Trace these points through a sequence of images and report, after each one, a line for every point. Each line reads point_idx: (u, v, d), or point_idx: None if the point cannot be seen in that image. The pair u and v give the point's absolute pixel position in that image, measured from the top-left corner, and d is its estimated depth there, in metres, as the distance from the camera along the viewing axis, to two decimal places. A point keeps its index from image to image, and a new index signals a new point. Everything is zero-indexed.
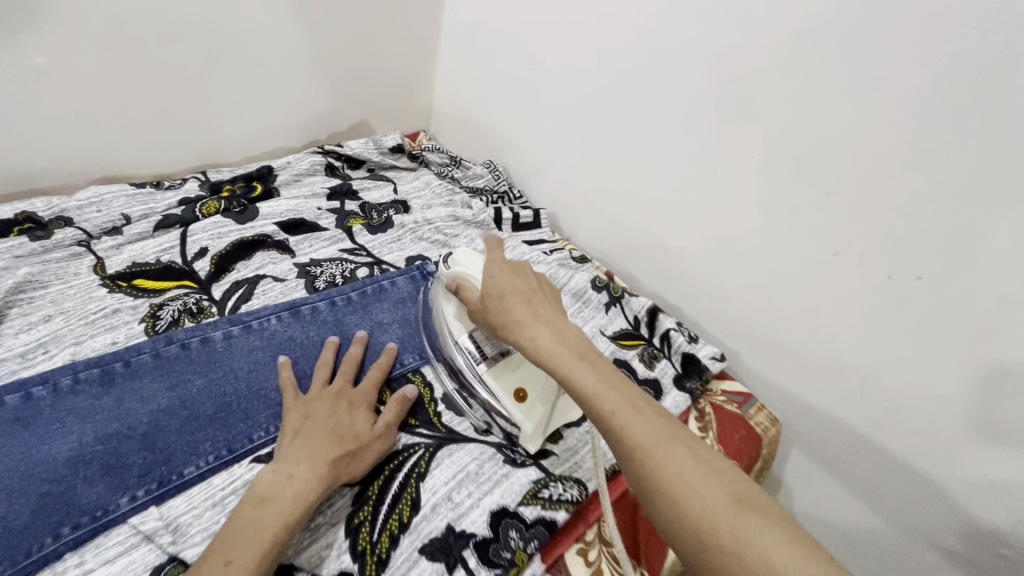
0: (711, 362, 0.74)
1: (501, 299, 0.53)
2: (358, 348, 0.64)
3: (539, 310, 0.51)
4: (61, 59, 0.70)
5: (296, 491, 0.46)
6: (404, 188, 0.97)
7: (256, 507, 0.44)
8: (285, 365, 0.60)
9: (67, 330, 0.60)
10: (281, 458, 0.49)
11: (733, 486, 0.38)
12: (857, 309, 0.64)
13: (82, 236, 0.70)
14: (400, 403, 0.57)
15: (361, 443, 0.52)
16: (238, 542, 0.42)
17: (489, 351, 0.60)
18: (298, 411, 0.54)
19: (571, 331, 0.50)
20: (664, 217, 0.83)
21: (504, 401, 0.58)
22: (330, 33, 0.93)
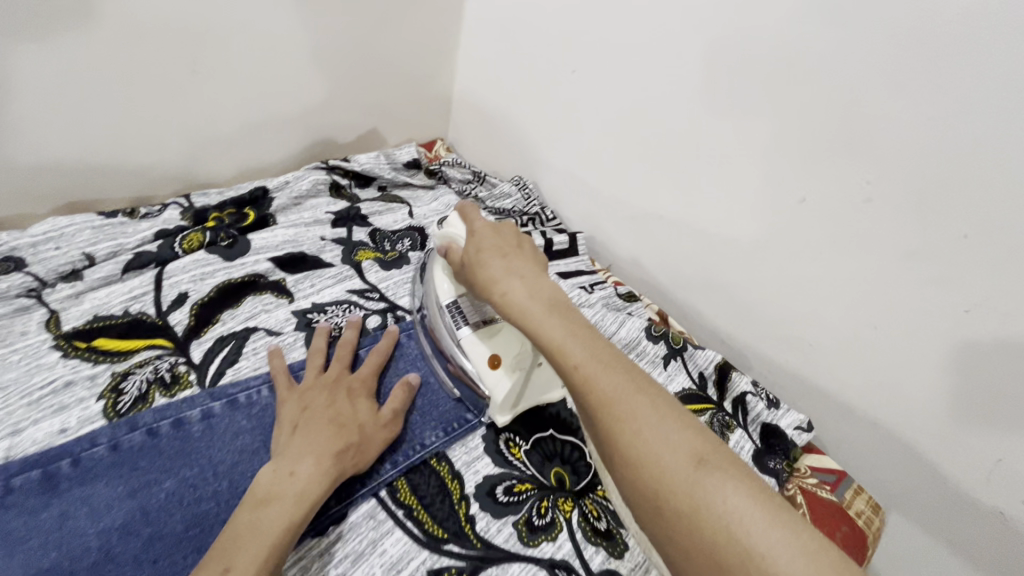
0: (796, 433, 0.61)
1: (476, 254, 0.47)
2: (353, 332, 0.58)
3: (514, 264, 0.45)
4: (6, 67, 0.57)
5: (300, 488, 0.42)
6: (420, 211, 0.83)
7: (256, 508, 0.40)
8: (276, 355, 0.54)
9: (4, 414, 0.47)
10: (281, 455, 0.44)
11: (702, 446, 0.33)
12: (1001, 383, 0.50)
13: (34, 283, 0.58)
14: (404, 389, 0.54)
15: (365, 433, 0.48)
16: (236, 544, 0.37)
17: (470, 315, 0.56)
18: (294, 402, 0.50)
19: (546, 284, 0.43)
20: (732, 250, 0.69)
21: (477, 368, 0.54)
22: (333, 30, 0.79)
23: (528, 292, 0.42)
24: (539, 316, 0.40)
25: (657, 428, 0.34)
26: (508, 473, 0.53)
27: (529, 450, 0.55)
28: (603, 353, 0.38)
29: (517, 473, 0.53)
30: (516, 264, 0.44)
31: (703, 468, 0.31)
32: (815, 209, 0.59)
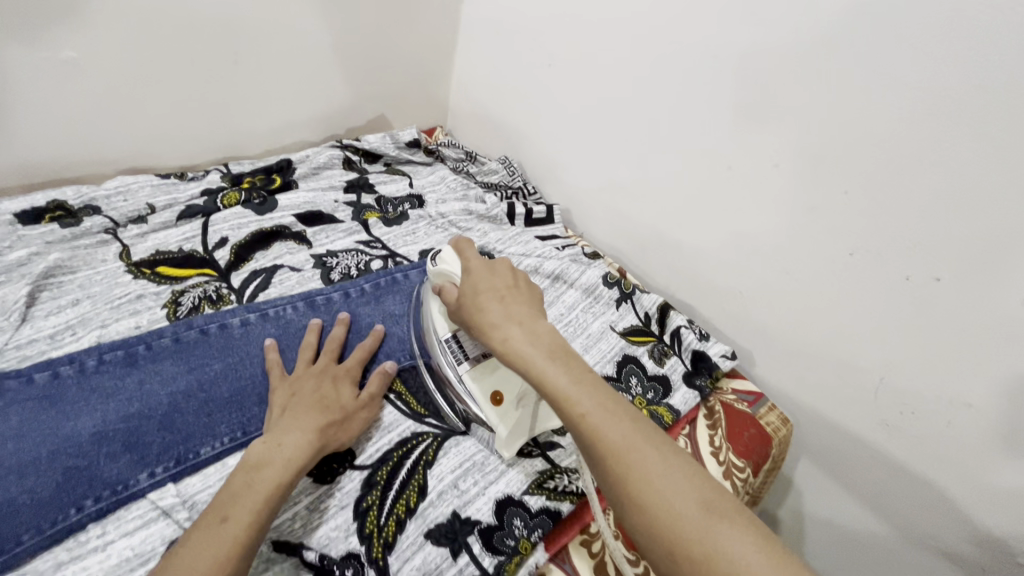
0: (722, 360, 0.74)
1: (476, 297, 0.53)
2: (341, 329, 0.65)
3: (511, 308, 0.51)
4: (92, 54, 0.72)
5: (288, 455, 0.48)
6: (419, 182, 0.98)
7: (248, 472, 0.46)
8: (270, 348, 0.62)
9: (94, 313, 0.62)
10: (272, 429, 0.51)
11: (707, 495, 0.38)
12: (874, 310, 0.63)
13: (110, 224, 0.73)
14: (382, 375, 0.59)
15: (346, 411, 0.55)
16: (229, 500, 0.44)
17: (470, 352, 0.57)
18: (284, 389, 0.56)
19: (542, 330, 0.49)
20: (678, 212, 0.83)
21: (480, 404, 0.56)
22: (350, 29, 0.94)
23: (530, 340, 0.48)
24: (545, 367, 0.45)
25: (667, 478, 0.39)
26: None
27: None
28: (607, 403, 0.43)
29: None
30: (513, 309, 0.51)
31: (709, 514, 0.37)
32: (738, 174, 0.72)
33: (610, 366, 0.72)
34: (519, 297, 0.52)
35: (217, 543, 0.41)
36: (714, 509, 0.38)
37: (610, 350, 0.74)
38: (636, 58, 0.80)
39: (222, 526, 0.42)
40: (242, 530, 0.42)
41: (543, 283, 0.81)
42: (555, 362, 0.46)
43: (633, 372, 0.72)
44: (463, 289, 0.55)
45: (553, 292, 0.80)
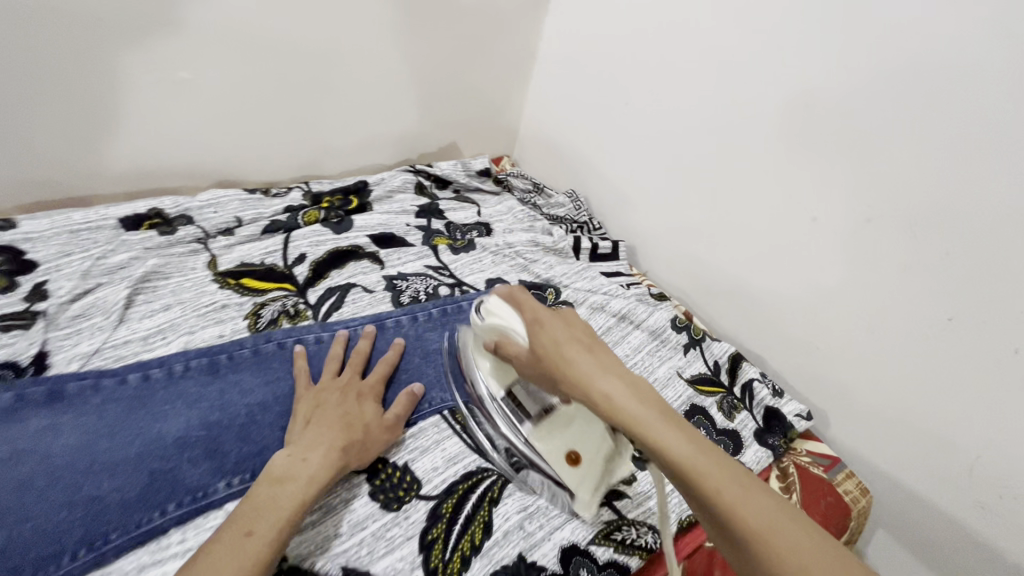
0: (797, 420, 0.70)
1: (557, 347, 0.46)
2: (366, 343, 0.65)
3: (601, 360, 0.45)
4: (203, 74, 0.77)
5: (312, 473, 0.47)
6: (487, 211, 0.99)
7: (273, 484, 0.46)
8: (299, 355, 0.62)
9: (182, 320, 0.65)
10: (295, 442, 0.50)
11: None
12: (959, 377, 0.61)
13: (201, 234, 0.77)
14: (407, 398, 0.60)
15: (369, 432, 0.54)
16: (257, 513, 0.43)
17: (529, 408, 0.53)
18: (309, 399, 0.56)
19: (641, 385, 0.43)
20: (754, 259, 0.80)
21: (557, 467, 0.52)
22: (433, 61, 0.98)
23: (633, 397, 0.41)
24: (660, 428, 0.39)
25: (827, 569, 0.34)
26: None
27: None
28: (736, 474, 0.38)
29: None
30: (607, 362, 0.44)
31: None
32: (825, 226, 0.70)
33: None
34: (604, 347, 0.46)
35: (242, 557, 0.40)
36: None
37: (678, 398, 0.72)
38: (718, 102, 0.79)
39: (246, 541, 0.41)
40: (267, 548, 0.42)
41: (610, 321, 0.80)
42: (666, 423, 0.40)
43: (702, 423, 0.69)
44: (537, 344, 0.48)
45: (619, 332, 0.79)
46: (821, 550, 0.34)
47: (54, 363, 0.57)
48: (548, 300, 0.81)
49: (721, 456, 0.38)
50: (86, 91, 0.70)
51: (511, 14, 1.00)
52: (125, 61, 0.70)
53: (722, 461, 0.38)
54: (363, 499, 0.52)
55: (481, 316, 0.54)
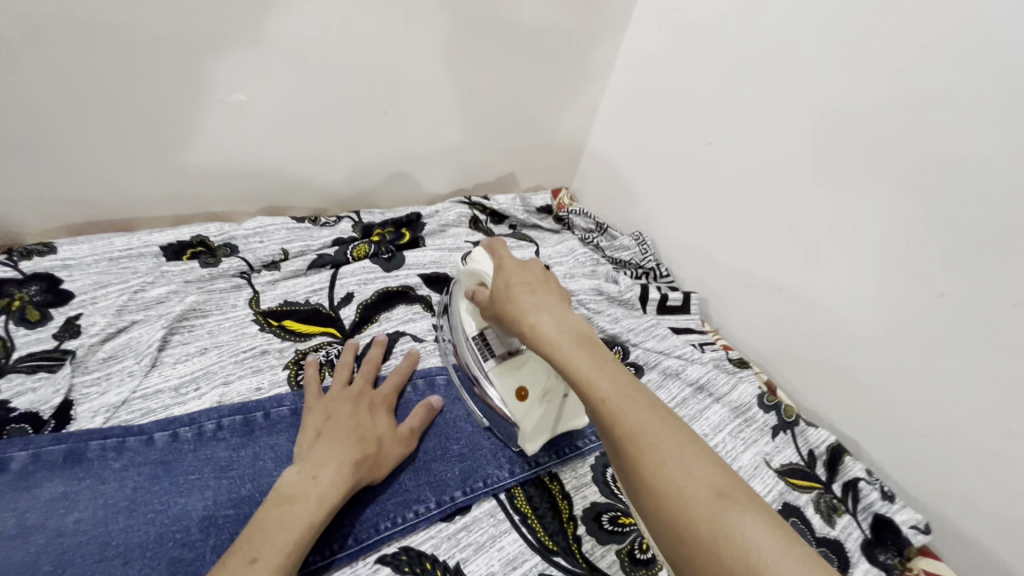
0: (913, 533, 0.58)
1: (506, 289, 0.48)
2: (378, 351, 0.62)
3: (539, 295, 0.47)
4: (261, 97, 0.72)
5: (322, 492, 0.44)
6: (546, 251, 0.91)
7: (281, 506, 0.43)
8: (309, 363, 0.59)
9: (218, 367, 0.59)
10: (305, 458, 0.47)
11: (724, 482, 0.34)
12: None
13: (245, 267, 0.71)
14: (423, 410, 0.57)
15: (382, 446, 0.51)
16: (265, 537, 0.40)
17: (495, 348, 0.59)
18: (319, 410, 0.53)
19: (571, 316, 0.46)
20: (858, 332, 0.70)
21: (507, 399, 0.57)
22: (498, 88, 0.92)
23: (554, 324, 0.44)
24: (567, 348, 0.42)
25: (683, 463, 0.35)
26: (613, 504, 0.56)
27: None
28: (630, 388, 0.40)
29: (621, 506, 0.56)
30: (543, 298, 0.46)
31: (722, 500, 0.33)
32: (954, 304, 0.61)
33: None
34: (550, 290, 0.48)
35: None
36: (728, 499, 0.34)
37: (767, 494, 0.61)
38: (827, 152, 0.70)
39: (252, 568, 0.38)
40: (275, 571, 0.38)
41: (684, 391, 0.70)
42: (578, 344, 0.42)
43: (797, 528, 0.59)
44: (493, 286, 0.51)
45: (695, 405, 0.69)
46: (676, 448, 0.36)
47: (78, 416, 0.51)
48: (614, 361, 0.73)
49: (620, 374, 0.41)
50: (142, 112, 0.66)
51: (585, 41, 0.94)
52: (189, 81, 0.66)
53: (616, 373, 0.40)
54: None
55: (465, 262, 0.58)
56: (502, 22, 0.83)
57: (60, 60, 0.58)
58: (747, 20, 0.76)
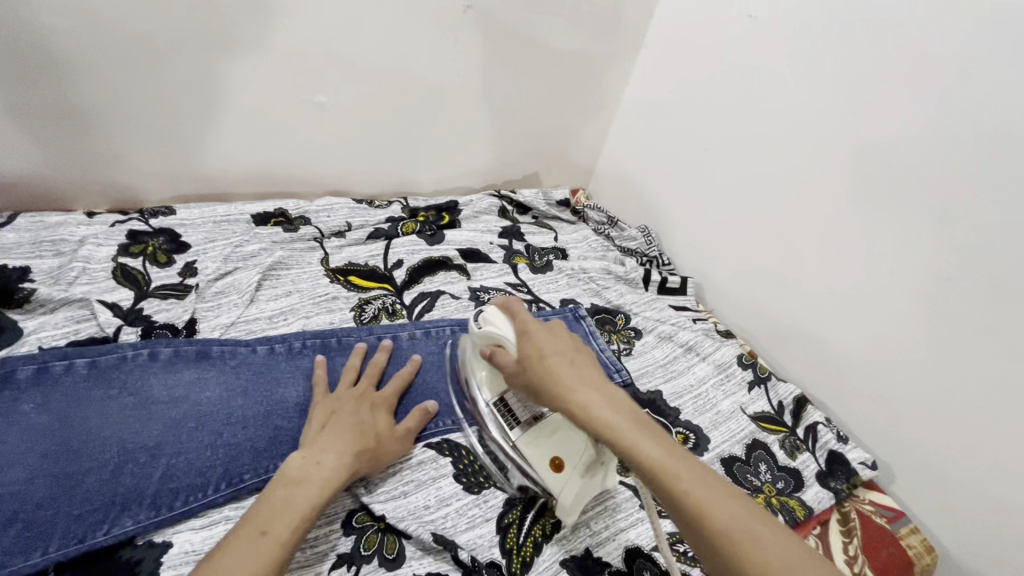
0: (861, 467, 0.70)
1: (541, 359, 0.52)
2: (383, 356, 0.67)
3: (582, 372, 0.50)
4: (338, 98, 0.90)
5: (324, 478, 0.50)
6: (564, 237, 1.05)
7: (289, 486, 0.49)
8: (320, 364, 0.64)
9: (300, 306, 0.75)
10: (310, 444, 0.53)
11: (815, 560, 0.40)
12: None
13: (317, 234, 0.87)
14: (420, 413, 0.61)
15: (380, 440, 0.56)
16: (270, 517, 0.46)
17: (520, 416, 0.59)
18: (324, 406, 0.58)
19: (616, 395, 0.49)
20: (827, 306, 0.83)
21: (542, 473, 0.56)
22: (528, 99, 1.08)
23: (609, 406, 0.47)
24: (633, 436, 0.45)
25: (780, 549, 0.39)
26: None
27: None
28: (702, 476, 0.44)
29: None
30: (587, 375, 0.50)
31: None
32: (901, 278, 0.73)
33: (738, 446, 0.72)
34: (585, 361, 0.52)
35: (255, 557, 0.43)
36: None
37: (740, 432, 0.74)
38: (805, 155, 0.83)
39: (262, 540, 0.44)
40: (278, 549, 0.44)
41: (675, 351, 0.84)
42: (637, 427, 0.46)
43: (763, 457, 0.71)
44: (524, 356, 0.53)
45: (684, 362, 0.82)
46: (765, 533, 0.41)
47: (201, 329, 0.67)
48: (617, 325, 0.87)
49: (687, 460, 0.45)
50: (243, 106, 0.84)
51: (604, 61, 1.08)
52: (287, 85, 0.85)
53: (686, 463, 0.44)
54: (449, 479, 0.59)
55: (479, 322, 0.61)
56: (533, 42, 0.98)
57: (192, 66, 0.77)
58: (739, 44, 0.90)
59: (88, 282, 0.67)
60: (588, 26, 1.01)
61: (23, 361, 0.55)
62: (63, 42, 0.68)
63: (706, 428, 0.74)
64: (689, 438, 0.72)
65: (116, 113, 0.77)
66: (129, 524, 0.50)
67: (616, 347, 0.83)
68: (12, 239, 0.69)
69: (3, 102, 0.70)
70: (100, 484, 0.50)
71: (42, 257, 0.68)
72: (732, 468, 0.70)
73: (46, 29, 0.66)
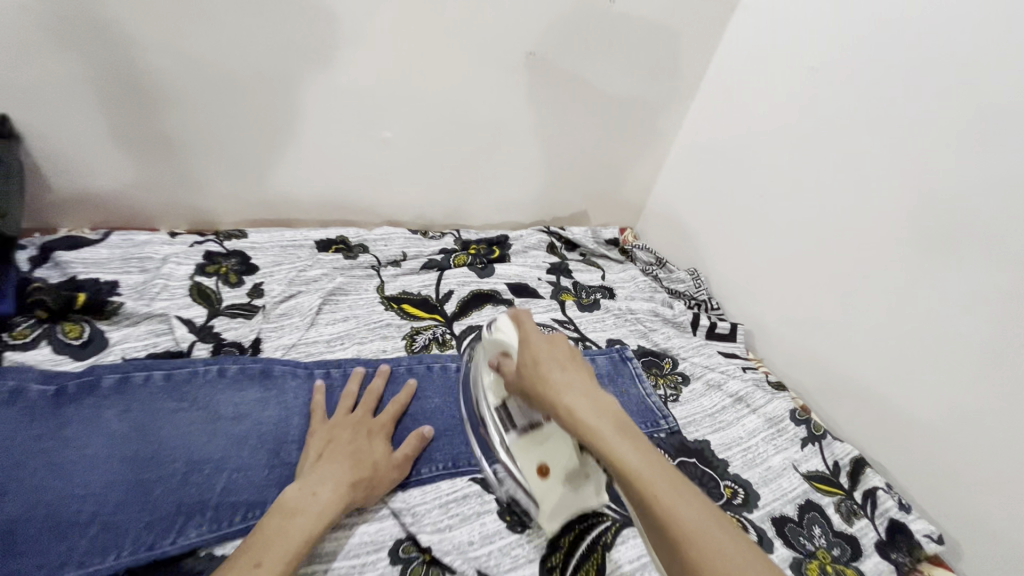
0: (926, 540, 0.65)
1: (536, 364, 0.51)
2: (380, 382, 0.68)
3: (571, 375, 0.49)
4: (402, 134, 0.94)
5: (321, 507, 0.50)
6: (611, 276, 1.06)
7: (285, 516, 0.49)
8: (319, 390, 0.64)
9: (356, 331, 0.78)
10: (306, 475, 0.53)
11: None
12: None
13: (375, 262, 0.91)
14: (417, 439, 0.63)
15: (377, 470, 0.57)
16: (267, 546, 0.46)
17: (516, 420, 0.60)
18: (322, 434, 0.59)
19: (606, 401, 0.47)
20: (887, 365, 0.79)
21: (529, 476, 0.58)
22: (580, 140, 1.10)
23: (592, 408, 0.46)
24: (611, 438, 0.43)
25: (745, 567, 0.36)
26: None
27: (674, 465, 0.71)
28: (679, 487, 0.40)
29: None
30: (576, 378, 0.49)
31: None
32: (972, 341, 0.69)
33: (790, 506, 0.69)
34: (579, 367, 0.51)
35: None
36: None
37: (792, 490, 0.71)
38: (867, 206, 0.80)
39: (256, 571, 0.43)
40: None
41: (724, 401, 0.82)
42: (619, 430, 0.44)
43: (816, 520, 0.68)
44: (522, 362, 0.53)
45: (733, 413, 0.80)
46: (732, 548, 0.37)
47: (265, 348, 0.71)
48: (664, 369, 0.86)
49: (667, 469, 0.41)
50: (315, 138, 0.90)
51: (658, 106, 1.10)
52: (356, 120, 0.90)
53: (664, 470, 0.41)
54: (492, 516, 0.60)
55: (491, 330, 0.62)
56: (589, 86, 1.00)
57: (277, 101, 0.83)
58: (799, 94, 0.89)
59: (166, 299, 0.72)
60: (645, 71, 1.03)
61: (108, 371, 0.60)
62: (164, 80, 0.76)
63: (755, 484, 0.71)
64: (738, 492, 0.70)
65: (201, 141, 0.84)
66: (192, 535, 0.51)
67: (663, 392, 0.82)
68: (105, 255, 0.75)
69: (109, 129, 0.78)
70: (168, 493, 0.53)
71: (129, 273, 0.74)
72: (783, 529, 0.67)
73: (152, 68, 0.74)
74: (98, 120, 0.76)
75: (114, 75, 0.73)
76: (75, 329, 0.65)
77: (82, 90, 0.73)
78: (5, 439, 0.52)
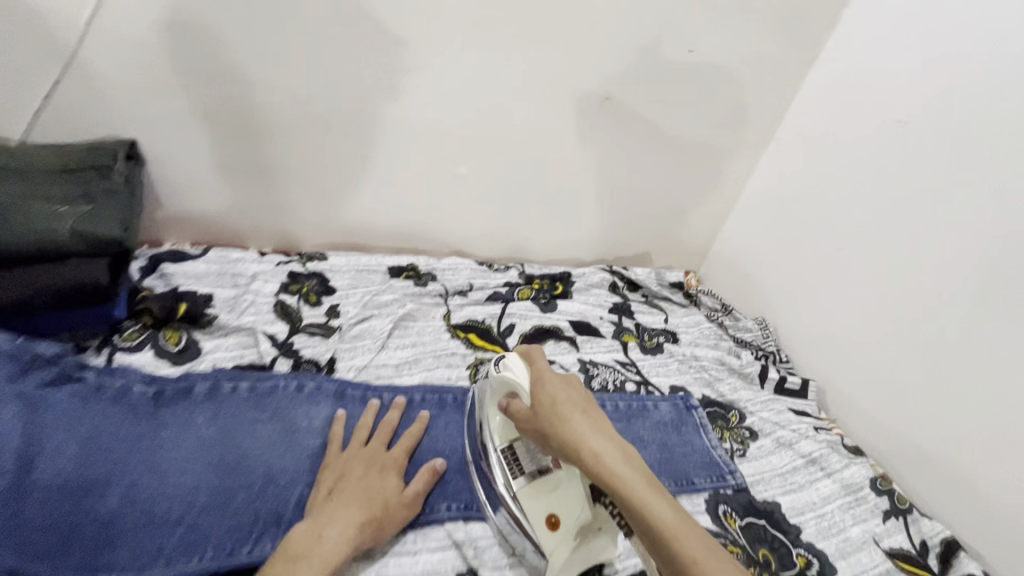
0: None
1: (553, 404, 0.51)
2: (395, 414, 0.67)
3: (590, 418, 0.50)
4: (477, 170, 0.98)
5: (326, 551, 0.51)
6: (674, 320, 1.03)
7: (289, 562, 0.49)
8: (337, 420, 0.64)
9: (423, 357, 0.80)
10: (318, 514, 0.54)
11: None
12: None
13: (442, 291, 0.94)
14: (428, 474, 0.62)
15: (388, 508, 0.57)
16: None
17: (526, 465, 0.59)
18: (335, 468, 0.59)
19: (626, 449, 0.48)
20: (982, 439, 0.73)
21: (536, 528, 0.57)
22: (647, 185, 1.10)
23: (616, 454, 0.47)
24: (635, 484, 0.44)
25: None
26: (724, 534, 0.67)
27: (742, 526, 0.69)
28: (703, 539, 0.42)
29: (729, 537, 0.66)
30: (594, 421, 0.49)
31: None
32: None
33: None
34: (595, 411, 0.51)
35: None
36: None
37: (872, 567, 0.66)
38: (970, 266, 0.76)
39: None
40: None
41: (796, 461, 0.77)
42: (649, 485, 0.44)
43: None
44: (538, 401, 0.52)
45: (805, 475, 0.76)
46: None
47: (339, 368, 0.74)
48: (730, 422, 0.82)
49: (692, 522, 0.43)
50: (397, 171, 0.95)
51: (731, 153, 1.09)
52: (435, 157, 0.94)
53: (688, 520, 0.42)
54: None
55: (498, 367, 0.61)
56: (661, 132, 1.01)
57: (367, 137, 0.89)
58: (884, 148, 0.87)
59: (254, 314, 0.77)
60: (718, 120, 1.03)
61: (201, 378, 0.64)
62: (272, 116, 0.83)
63: (833, 555, 0.67)
64: (813, 562, 0.66)
65: (295, 169, 0.90)
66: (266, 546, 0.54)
67: (729, 446, 0.79)
68: (203, 270, 0.81)
69: (218, 156, 0.85)
70: (248, 501, 0.56)
71: (222, 287, 0.80)
72: None
73: (264, 104, 0.82)
74: (208, 149, 0.84)
75: (227, 109, 0.81)
76: (175, 336, 0.71)
77: (199, 122, 0.81)
78: (110, 435, 0.56)
